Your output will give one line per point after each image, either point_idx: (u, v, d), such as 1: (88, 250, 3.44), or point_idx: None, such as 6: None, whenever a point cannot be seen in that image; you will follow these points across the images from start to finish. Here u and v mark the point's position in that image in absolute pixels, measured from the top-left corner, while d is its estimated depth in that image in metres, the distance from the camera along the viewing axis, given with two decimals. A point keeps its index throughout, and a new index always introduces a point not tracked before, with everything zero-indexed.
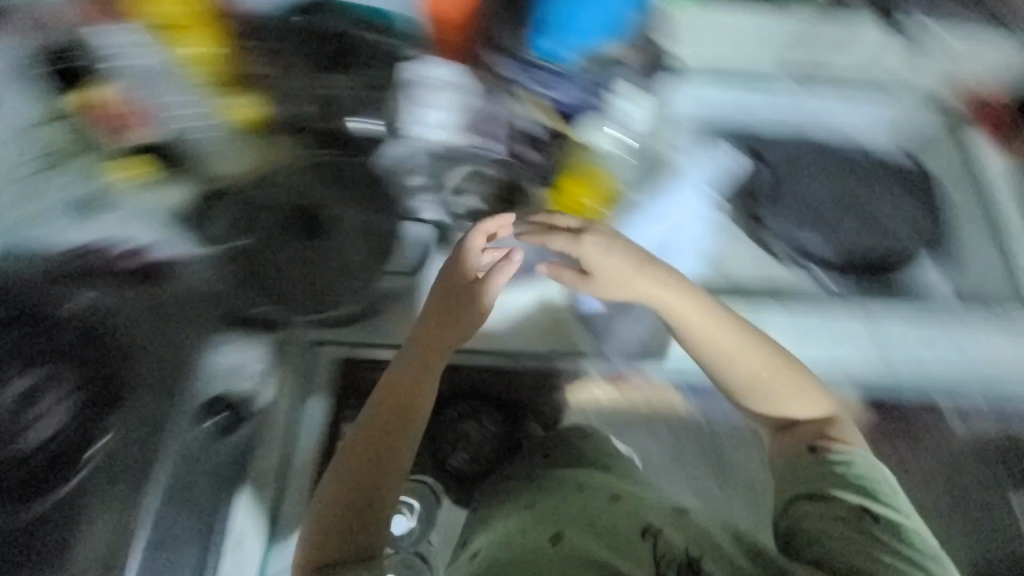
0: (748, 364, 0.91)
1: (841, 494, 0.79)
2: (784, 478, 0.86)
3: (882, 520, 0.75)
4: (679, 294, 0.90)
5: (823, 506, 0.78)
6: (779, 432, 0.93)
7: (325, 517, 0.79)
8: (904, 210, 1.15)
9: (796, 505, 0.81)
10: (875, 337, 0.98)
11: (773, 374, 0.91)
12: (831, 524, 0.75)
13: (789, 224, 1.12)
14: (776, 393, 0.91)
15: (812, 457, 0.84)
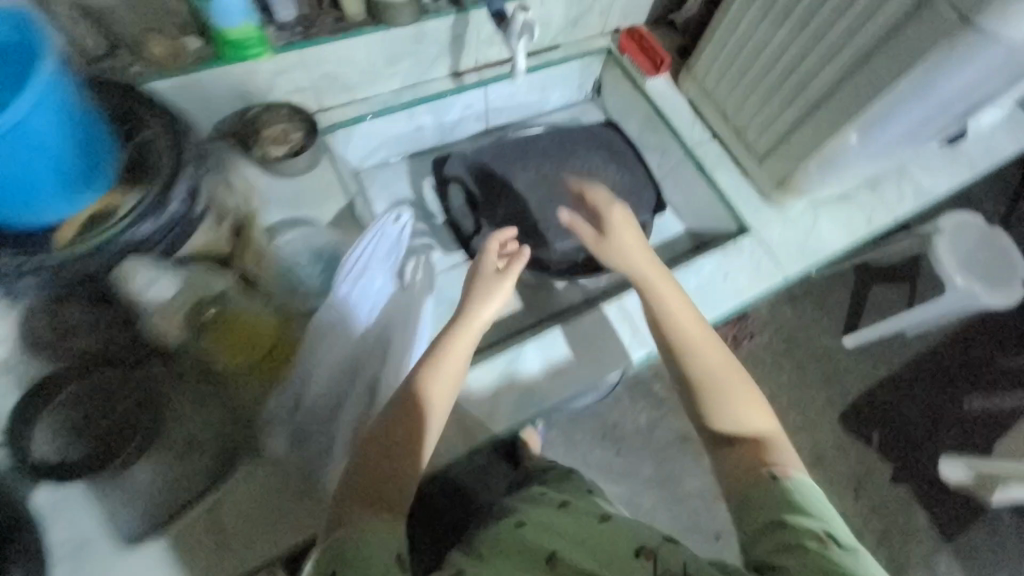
0: (691, 320, 0.77)
1: (780, 492, 0.62)
2: (732, 492, 0.66)
3: (855, 557, 0.56)
4: (666, 286, 0.79)
5: (781, 503, 0.61)
6: (716, 448, 0.71)
7: (357, 481, 0.62)
8: (618, 174, 1.14)
9: (743, 500, 0.64)
10: (634, 326, 0.94)
11: (724, 371, 0.73)
12: (801, 539, 0.57)
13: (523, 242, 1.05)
14: (732, 391, 0.72)
15: (763, 487, 0.64)
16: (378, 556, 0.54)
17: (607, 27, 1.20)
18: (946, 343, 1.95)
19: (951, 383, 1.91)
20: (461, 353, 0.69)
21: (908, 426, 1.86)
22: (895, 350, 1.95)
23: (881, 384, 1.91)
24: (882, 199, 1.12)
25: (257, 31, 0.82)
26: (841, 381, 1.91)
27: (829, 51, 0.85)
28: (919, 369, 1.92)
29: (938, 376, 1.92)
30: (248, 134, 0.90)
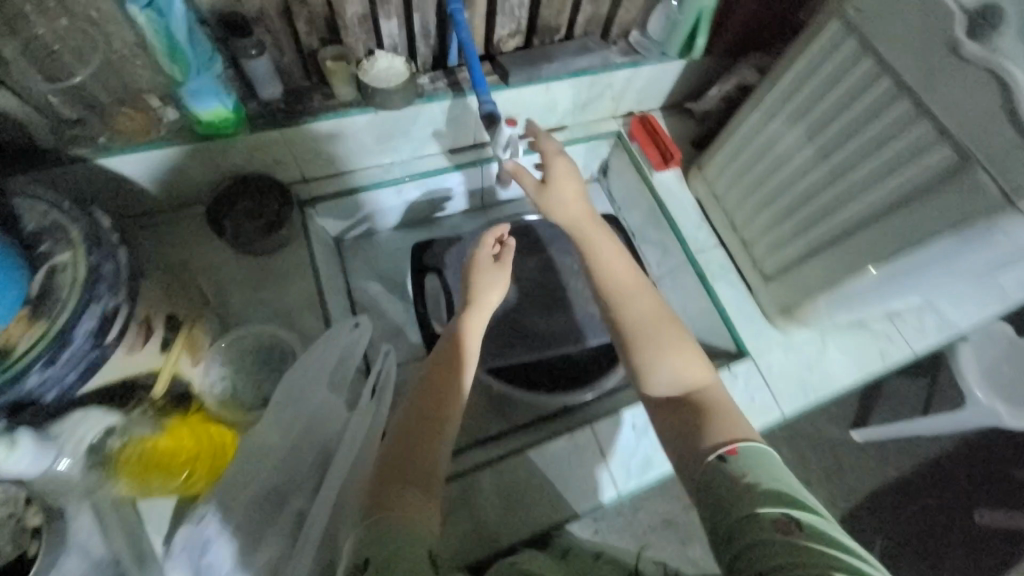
0: (658, 324, 0.76)
1: (741, 481, 0.55)
2: (693, 472, 0.61)
3: (813, 529, 0.50)
4: (604, 243, 0.85)
5: (744, 495, 0.54)
6: (673, 406, 0.70)
7: (383, 461, 0.62)
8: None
9: (713, 503, 0.56)
10: (607, 461, 0.84)
11: (656, 324, 0.76)
12: (761, 528, 0.50)
13: (497, 349, 0.96)
14: (666, 345, 0.74)
15: (728, 484, 0.56)
16: (409, 545, 0.51)
17: (618, 111, 1.13)
18: (956, 444, 1.63)
19: (962, 494, 1.58)
20: (473, 333, 0.76)
21: (909, 541, 1.52)
22: (901, 450, 1.63)
23: (885, 488, 1.58)
24: (901, 334, 1.01)
25: (232, 115, 0.78)
26: (846, 483, 1.58)
27: (855, 189, 0.76)
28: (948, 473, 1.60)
29: (949, 484, 1.59)
30: (219, 209, 0.87)
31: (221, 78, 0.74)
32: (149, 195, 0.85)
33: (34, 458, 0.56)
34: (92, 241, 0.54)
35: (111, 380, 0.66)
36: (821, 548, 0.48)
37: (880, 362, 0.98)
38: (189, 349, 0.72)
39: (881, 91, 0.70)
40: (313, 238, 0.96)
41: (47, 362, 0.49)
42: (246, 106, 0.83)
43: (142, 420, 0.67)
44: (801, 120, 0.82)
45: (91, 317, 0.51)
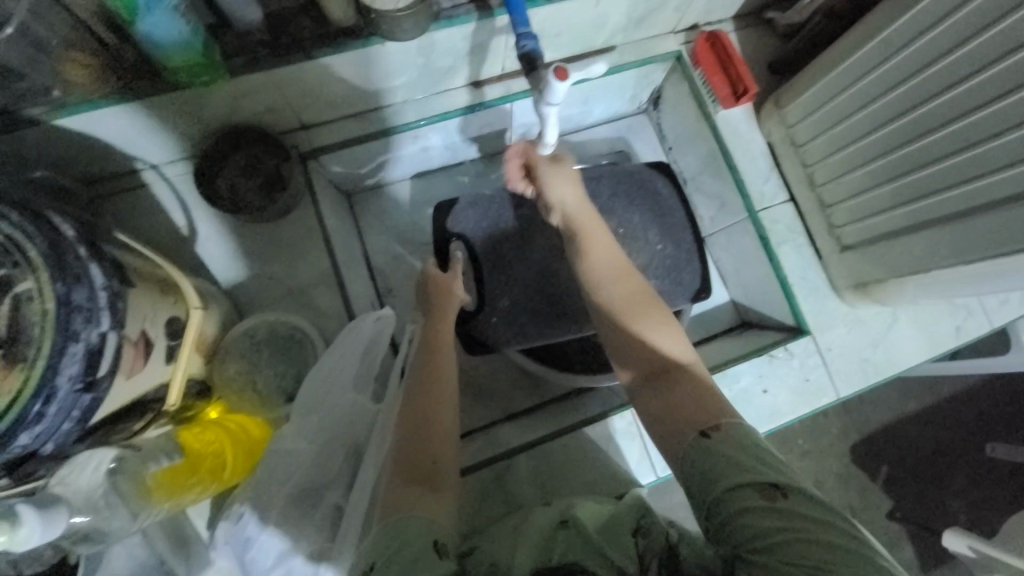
0: (635, 300, 0.63)
1: (727, 452, 0.50)
2: (680, 447, 0.53)
3: (798, 489, 0.47)
4: (587, 223, 0.69)
5: (729, 465, 0.49)
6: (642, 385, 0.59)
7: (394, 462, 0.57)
8: (671, 241, 0.89)
9: (693, 475, 0.51)
10: (643, 442, 0.80)
11: (638, 300, 0.63)
12: (748, 502, 0.46)
13: (530, 326, 0.85)
14: (645, 319, 0.62)
15: (710, 452, 0.50)
16: (417, 539, 0.48)
17: (681, 25, 0.89)
18: (988, 378, 1.41)
19: (979, 422, 1.39)
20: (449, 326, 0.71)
21: (913, 471, 1.37)
22: (925, 382, 1.40)
23: (904, 418, 1.39)
24: (983, 306, 0.89)
25: (203, 60, 0.62)
26: (860, 416, 1.39)
27: (984, 163, 0.62)
28: (985, 413, 1.39)
29: (967, 414, 1.39)
30: (208, 168, 0.76)
31: (180, 12, 0.57)
32: (129, 154, 0.73)
33: (42, 534, 0.42)
34: (57, 263, 0.44)
35: (116, 407, 0.51)
36: (810, 512, 0.45)
37: (958, 336, 0.88)
38: (196, 346, 0.64)
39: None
40: (320, 199, 0.84)
41: (37, 418, 0.42)
42: (221, 42, 0.65)
43: (161, 437, 0.60)
44: (941, 61, 0.63)
45: (76, 357, 0.43)
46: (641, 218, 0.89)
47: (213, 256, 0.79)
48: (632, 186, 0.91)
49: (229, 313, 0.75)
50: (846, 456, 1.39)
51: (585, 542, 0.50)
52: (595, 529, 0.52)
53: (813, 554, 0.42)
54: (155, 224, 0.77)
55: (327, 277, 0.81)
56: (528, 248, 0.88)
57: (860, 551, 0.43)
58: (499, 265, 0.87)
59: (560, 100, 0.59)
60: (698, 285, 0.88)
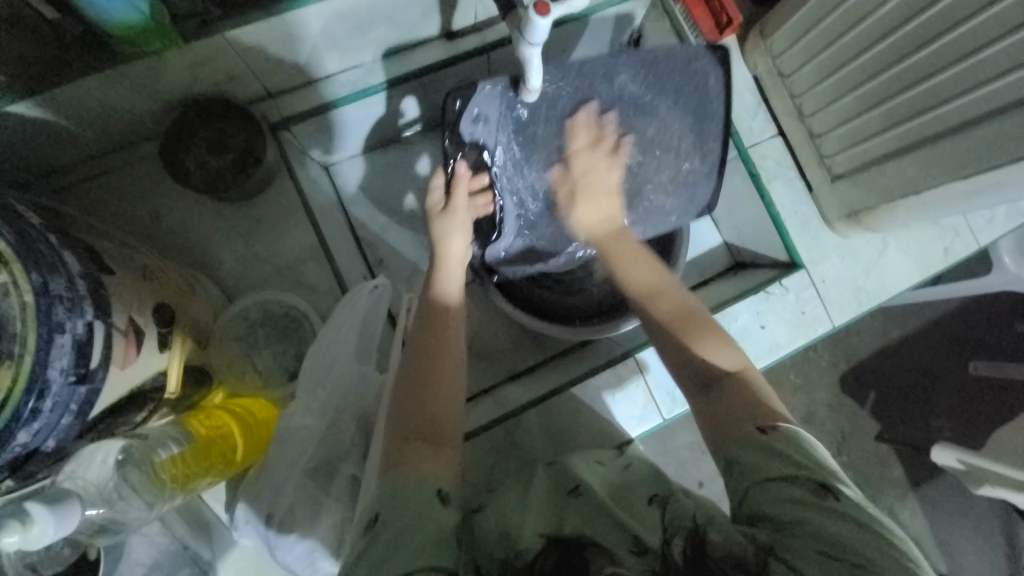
0: (682, 311, 0.65)
1: (781, 449, 0.49)
2: (732, 447, 0.52)
3: (845, 493, 0.47)
4: (622, 245, 0.74)
5: (780, 461, 0.48)
6: (700, 399, 0.58)
7: (399, 418, 0.56)
8: (697, 154, 0.83)
9: (732, 466, 0.51)
10: (648, 390, 0.80)
11: (682, 317, 0.65)
12: (792, 494, 0.46)
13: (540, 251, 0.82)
14: (687, 337, 0.62)
15: (759, 446, 0.50)
16: (424, 492, 0.49)
17: None
18: (969, 300, 1.45)
19: (961, 342, 1.44)
20: (451, 295, 0.68)
21: (899, 394, 1.43)
22: (910, 309, 1.44)
23: (890, 346, 1.44)
24: (970, 227, 0.89)
25: (151, 24, 0.57)
26: (849, 347, 1.44)
27: (975, 75, 0.61)
28: (968, 333, 1.44)
29: (952, 336, 1.44)
30: (175, 149, 0.72)
31: None
32: (85, 137, 0.68)
33: (58, 528, 0.41)
34: (29, 252, 0.41)
35: (116, 398, 0.49)
36: (857, 515, 0.45)
37: (947, 257, 0.90)
38: (190, 330, 0.62)
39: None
40: (298, 172, 0.80)
41: (33, 415, 0.40)
42: (168, 4, 0.60)
43: (167, 425, 0.58)
44: None
45: (65, 349, 0.41)
46: (669, 127, 0.82)
47: (192, 240, 0.76)
48: (682, 71, 0.80)
49: (219, 298, 0.73)
50: (836, 385, 1.44)
51: (596, 508, 0.51)
52: (604, 493, 0.54)
53: (850, 551, 0.43)
54: (125, 212, 0.73)
55: (315, 253, 0.80)
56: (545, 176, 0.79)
57: (898, 559, 0.43)
58: (525, 183, 0.78)
59: (543, 39, 0.55)
60: (706, 202, 0.85)
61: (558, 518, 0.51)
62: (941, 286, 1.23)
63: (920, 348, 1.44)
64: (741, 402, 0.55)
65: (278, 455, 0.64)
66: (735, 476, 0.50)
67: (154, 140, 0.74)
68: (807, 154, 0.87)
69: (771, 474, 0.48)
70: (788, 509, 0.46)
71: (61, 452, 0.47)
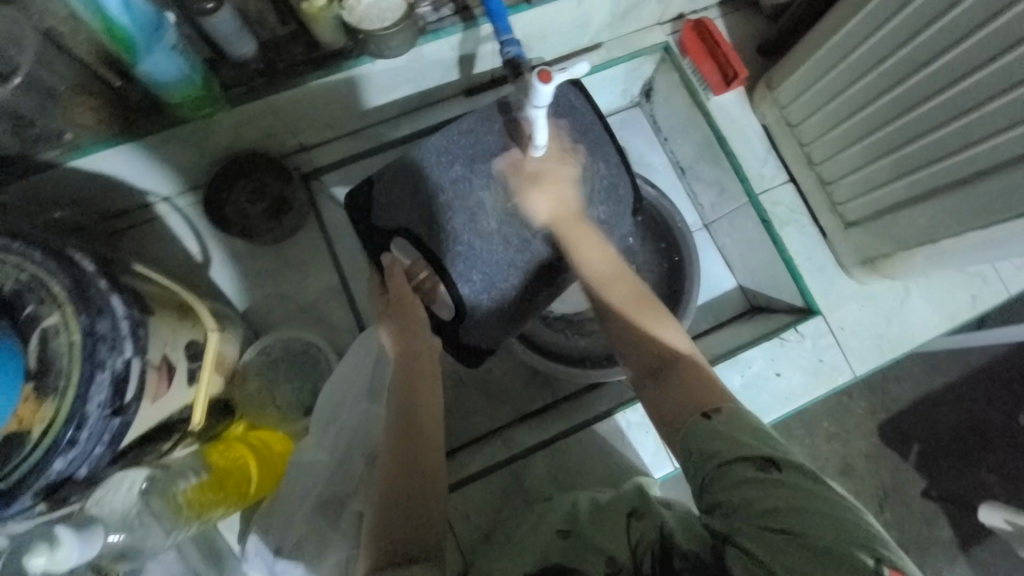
0: (635, 297, 0.65)
1: (723, 432, 0.50)
2: (680, 436, 0.54)
3: (791, 463, 0.47)
4: (577, 230, 0.70)
5: (723, 441, 0.50)
6: (654, 385, 0.59)
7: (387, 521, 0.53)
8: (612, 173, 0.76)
9: (686, 452, 0.52)
10: (659, 435, 0.80)
11: (639, 303, 0.64)
12: (739, 475, 0.47)
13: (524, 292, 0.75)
14: (644, 322, 0.62)
15: (702, 432, 0.51)
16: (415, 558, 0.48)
17: (666, 16, 0.90)
18: (1017, 347, 1.37)
19: (1009, 393, 1.35)
20: (426, 372, 0.66)
21: (945, 447, 1.34)
22: (950, 356, 1.36)
23: (931, 395, 1.36)
24: (1000, 273, 0.86)
25: (204, 93, 0.65)
26: (887, 394, 1.36)
27: (981, 129, 0.61)
28: (1016, 383, 1.35)
29: (1000, 386, 1.35)
30: (217, 196, 0.80)
31: (178, 49, 0.59)
32: (140, 188, 0.77)
33: (81, 552, 0.44)
34: (80, 297, 0.46)
35: (142, 432, 0.53)
36: (801, 483, 0.46)
37: (975, 305, 0.86)
38: (213, 367, 0.65)
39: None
40: (326, 217, 0.86)
41: (70, 444, 0.44)
42: (219, 73, 0.68)
43: (189, 455, 0.62)
44: (928, 29, 0.62)
45: (104, 384, 0.46)
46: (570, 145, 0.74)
47: (226, 279, 0.82)
48: None
49: (246, 333, 0.78)
50: (874, 435, 1.35)
51: (584, 544, 0.52)
52: (592, 525, 0.54)
53: (800, 527, 0.43)
54: (170, 253, 0.81)
55: (336, 292, 0.85)
56: (480, 217, 0.72)
57: (850, 522, 0.43)
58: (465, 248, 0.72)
59: (546, 102, 0.59)
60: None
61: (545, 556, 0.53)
62: (982, 331, 1.12)
63: (964, 397, 1.35)
64: (689, 386, 0.56)
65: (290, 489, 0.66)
66: (689, 464, 0.52)
67: (199, 190, 0.82)
68: (818, 201, 0.88)
69: (729, 475, 0.48)
70: (752, 511, 0.45)
71: (98, 475, 0.50)
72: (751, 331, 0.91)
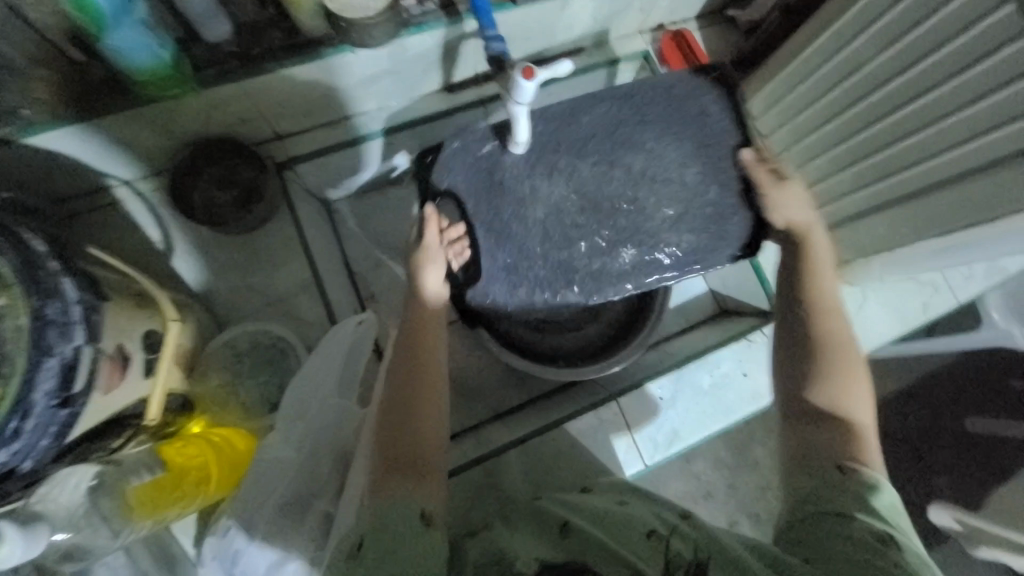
0: (851, 346, 0.61)
1: (855, 488, 0.49)
2: (800, 478, 0.52)
3: (913, 555, 0.44)
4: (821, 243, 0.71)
5: (840, 496, 0.48)
6: (796, 421, 0.57)
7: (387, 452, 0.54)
8: (710, 199, 0.75)
9: (798, 491, 0.51)
10: (631, 432, 0.82)
11: (846, 348, 0.60)
12: (841, 530, 0.46)
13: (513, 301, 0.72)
14: (830, 360, 0.59)
15: (829, 480, 0.50)
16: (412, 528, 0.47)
17: (646, 25, 0.92)
18: (961, 354, 1.45)
19: (957, 400, 1.43)
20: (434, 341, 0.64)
21: (898, 451, 1.41)
22: (904, 363, 1.44)
23: (886, 400, 1.42)
24: (948, 283, 0.92)
25: (172, 73, 0.63)
26: None
27: (937, 143, 0.65)
28: (964, 390, 1.44)
29: (947, 392, 1.43)
30: (183, 183, 0.77)
31: (149, 25, 0.58)
32: (99, 170, 0.72)
33: (24, 550, 0.41)
34: (31, 280, 0.43)
35: (95, 422, 0.51)
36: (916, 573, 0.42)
37: (926, 312, 0.92)
38: (175, 360, 0.62)
39: (995, 24, 0.54)
40: (299, 209, 0.85)
41: (13, 436, 0.41)
42: (190, 54, 0.65)
43: (143, 453, 0.59)
44: (890, 48, 0.66)
45: (53, 372, 0.43)
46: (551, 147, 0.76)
47: (191, 269, 0.79)
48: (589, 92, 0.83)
49: (209, 326, 0.74)
50: None
51: (593, 542, 0.49)
52: (601, 531, 0.51)
53: None
54: (130, 240, 0.77)
55: (308, 286, 0.83)
56: (527, 203, 0.73)
57: None
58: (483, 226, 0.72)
59: (529, 98, 0.60)
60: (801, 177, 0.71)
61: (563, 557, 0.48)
62: (934, 338, 1.16)
63: (916, 402, 1.43)
64: (841, 442, 0.53)
65: (261, 486, 0.63)
66: (798, 502, 0.51)
67: (164, 175, 0.79)
68: None
69: (837, 524, 0.46)
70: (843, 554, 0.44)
71: (41, 467, 0.47)
72: (722, 333, 0.93)
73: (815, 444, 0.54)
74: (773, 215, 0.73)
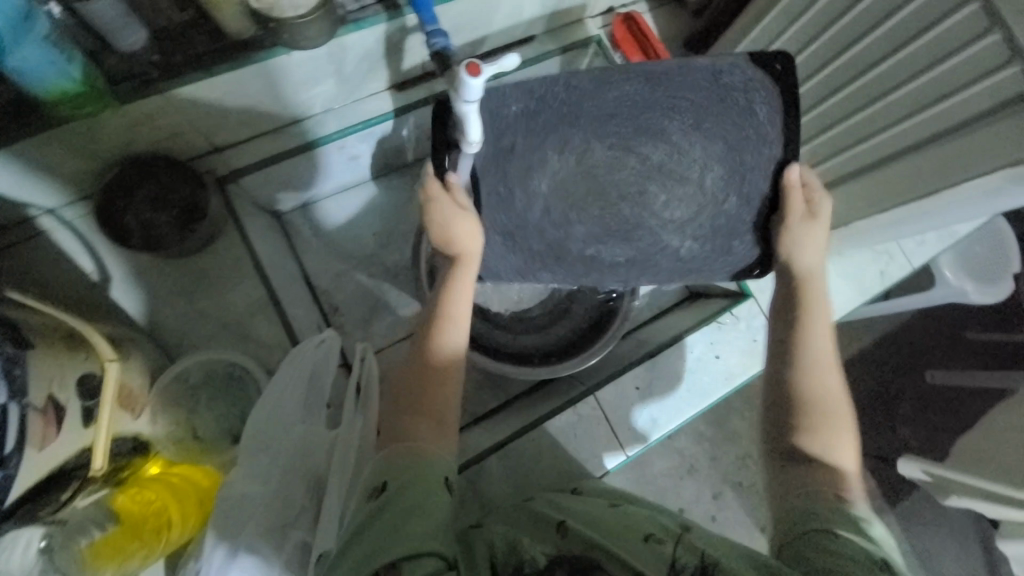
0: (845, 399, 0.59)
1: (845, 514, 0.49)
2: (793, 504, 0.52)
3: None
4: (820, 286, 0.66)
5: (832, 518, 0.48)
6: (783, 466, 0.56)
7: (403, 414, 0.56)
8: (725, 208, 0.71)
9: (791, 510, 0.51)
10: (611, 424, 0.81)
11: (839, 399, 0.58)
12: (834, 545, 0.46)
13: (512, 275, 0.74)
14: (821, 409, 0.58)
15: (820, 501, 0.50)
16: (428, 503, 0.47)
17: (596, 9, 0.90)
18: (920, 313, 1.51)
19: (917, 357, 1.50)
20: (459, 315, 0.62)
21: (865, 411, 1.47)
22: (867, 326, 1.49)
23: (851, 363, 1.48)
24: (902, 250, 0.95)
25: (86, 88, 0.57)
26: None
27: (885, 117, 0.65)
28: (923, 347, 1.50)
29: (908, 351, 1.50)
30: (115, 207, 0.71)
31: (53, 41, 0.52)
32: (16, 201, 0.65)
33: None
34: None
35: (32, 482, 0.46)
36: None
37: (885, 280, 0.94)
38: (119, 401, 0.58)
39: None
40: (247, 225, 0.79)
41: None
42: (105, 67, 0.59)
43: (93, 505, 0.55)
44: None
45: None
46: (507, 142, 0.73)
47: (133, 299, 0.74)
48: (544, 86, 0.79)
49: (159, 359, 0.70)
50: None
51: (586, 540, 0.49)
52: (591, 531, 0.50)
53: None
54: (61, 273, 0.71)
55: (265, 305, 0.78)
56: (534, 174, 0.70)
57: None
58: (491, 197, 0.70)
59: (477, 96, 0.57)
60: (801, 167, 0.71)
61: (568, 543, 0.49)
62: (891, 300, 1.21)
63: (879, 363, 1.49)
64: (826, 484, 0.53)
65: (245, 516, 0.61)
66: (791, 517, 0.51)
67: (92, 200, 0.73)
68: None
69: (831, 538, 0.46)
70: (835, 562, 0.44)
71: None
72: (692, 316, 0.94)
73: (800, 484, 0.53)
74: (782, 247, 0.67)
